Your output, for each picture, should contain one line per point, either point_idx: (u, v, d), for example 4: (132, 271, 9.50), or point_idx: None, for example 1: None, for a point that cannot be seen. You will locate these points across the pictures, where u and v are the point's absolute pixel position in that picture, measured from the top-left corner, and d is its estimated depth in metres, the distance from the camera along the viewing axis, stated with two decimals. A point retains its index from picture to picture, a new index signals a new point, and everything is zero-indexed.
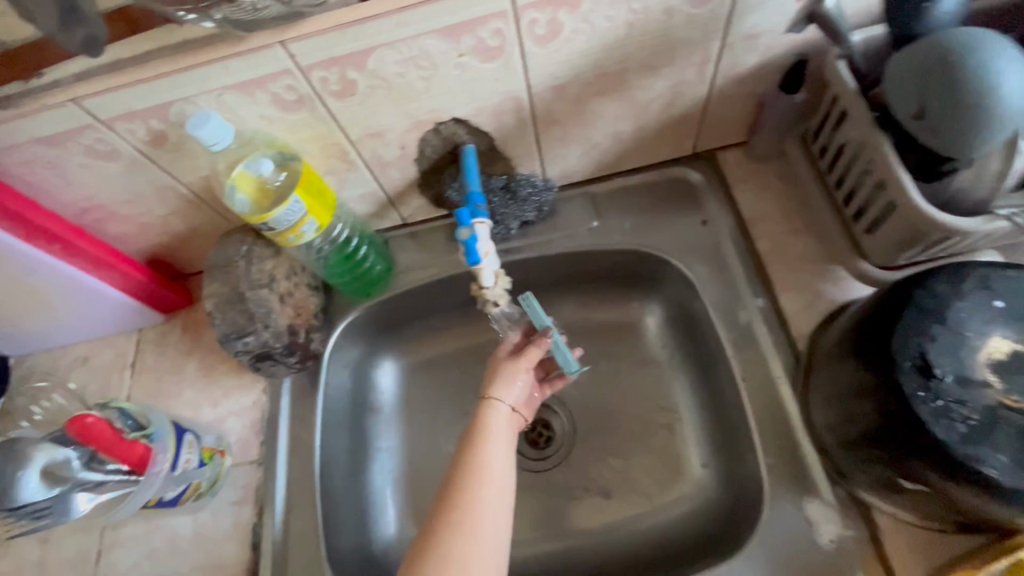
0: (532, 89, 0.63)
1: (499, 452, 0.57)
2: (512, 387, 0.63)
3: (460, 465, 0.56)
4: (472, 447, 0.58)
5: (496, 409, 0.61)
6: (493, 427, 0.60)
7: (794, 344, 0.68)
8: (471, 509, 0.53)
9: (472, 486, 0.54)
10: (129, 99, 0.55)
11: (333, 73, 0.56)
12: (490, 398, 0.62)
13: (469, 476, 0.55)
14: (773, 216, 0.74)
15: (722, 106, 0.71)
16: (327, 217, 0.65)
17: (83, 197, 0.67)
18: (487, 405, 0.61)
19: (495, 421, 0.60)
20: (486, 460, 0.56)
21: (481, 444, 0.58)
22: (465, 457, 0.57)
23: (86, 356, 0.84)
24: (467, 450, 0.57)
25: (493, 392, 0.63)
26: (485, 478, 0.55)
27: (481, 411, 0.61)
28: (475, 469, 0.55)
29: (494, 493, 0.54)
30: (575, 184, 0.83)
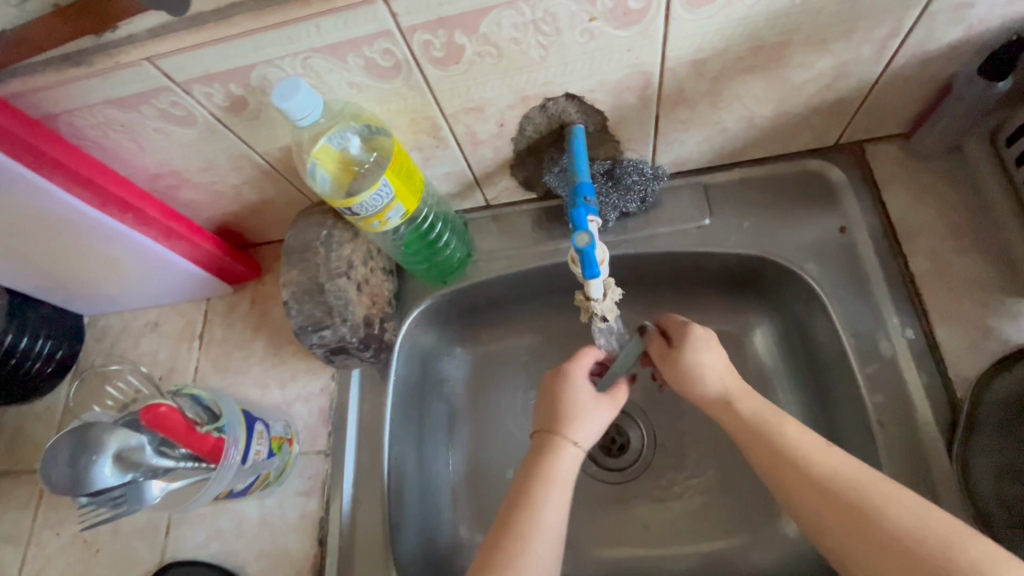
0: (667, 63, 0.52)
1: (557, 502, 0.52)
2: (587, 428, 0.57)
3: (513, 513, 0.51)
4: (527, 495, 0.52)
5: (564, 452, 0.55)
6: (556, 472, 0.53)
7: (948, 388, 0.57)
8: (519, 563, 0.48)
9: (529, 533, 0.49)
10: (207, 59, 0.48)
11: (438, 36, 0.47)
12: (562, 436, 0.56)
13: (520, 534, 0.49)
14: (934, 229, 0.62)
15: (890, 91, 0.58)
16: (414, 203, 0.58)
17: (156, 162, 0.62)
18: (557, 445, 0.55)
19: (561, 462, 0.54)
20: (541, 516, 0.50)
21: (540, 489, 0.52)
22: (519, 504, 0.51)
23: (156, 322, 0.82)
24: (526, 491, 0.52)
25: (564, 427, 0.56)
26: (539, 537, 0.49)
27: (547, 448, 0.55)
28: (528, 522, 0.50)
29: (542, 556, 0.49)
30: (686, 173, 0.72)
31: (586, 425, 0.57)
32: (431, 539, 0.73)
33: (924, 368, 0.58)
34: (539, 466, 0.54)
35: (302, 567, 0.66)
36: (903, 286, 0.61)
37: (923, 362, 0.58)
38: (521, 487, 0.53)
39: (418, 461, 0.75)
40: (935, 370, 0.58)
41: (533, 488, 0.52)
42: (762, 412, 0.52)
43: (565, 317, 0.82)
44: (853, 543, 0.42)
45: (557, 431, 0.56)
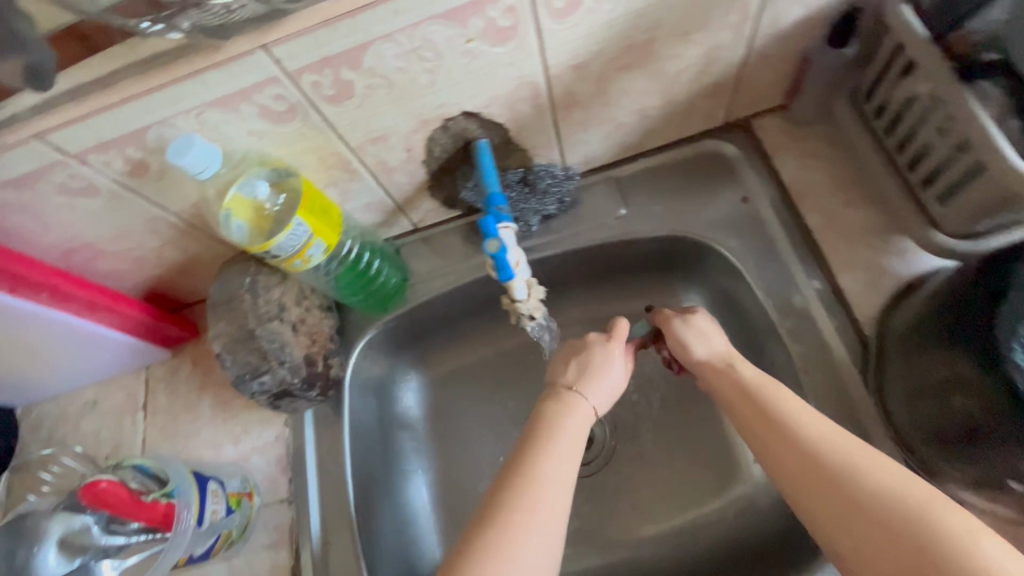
0: (550, 71, 0.55)
1: (566, 452, 0.50)
2: (600, 388, 0.57)
3: (524, 450, 0.50)
4: (538, 435, 0.51)
5: (576, 403, 0.55)
6: (568, 421, 0.53)
7: (858, 328, 0.62)
8: (535, 493, 0.46)
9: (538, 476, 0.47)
10: (98, 128, 0.48)
11: (325, 76, 0.49)
12: (573, 390, 0.56)
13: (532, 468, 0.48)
14: (823, 187, 0.67)
15: (760, 68, 0.64)
16: (334, 237, 0.59)
17: (66, 237, 0.61)
18: (569, 397, 0.55)
19: (573, 411, 0.54)
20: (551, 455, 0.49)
21: (551, 431, 0.51)
22: (533, 442, 0.50)
23: (94, 401, 0.79)
24: (538, 440, 0.51)
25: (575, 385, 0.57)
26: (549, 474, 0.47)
27: (559, 398, 0.55)
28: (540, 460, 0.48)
29: (554, 492, 0.47)
30: (598, 169, 0.75)
31: (601, 385, 0.57)
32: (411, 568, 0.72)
33: (835, 314, 0.63)
34: (549, 414, 0.53)
35: None
36: (804, 243, 0.66)
37: (833, 309, 0.63)
38: (532, 430, 0.52)
39: (386, 492, 0.75)
40: (844, 314, 0.62)
41: (545, 430, 0.51)
42: (760, 383, 0.52)
43: (511, 324, 0.84)
44: (833, 503, 0.42)
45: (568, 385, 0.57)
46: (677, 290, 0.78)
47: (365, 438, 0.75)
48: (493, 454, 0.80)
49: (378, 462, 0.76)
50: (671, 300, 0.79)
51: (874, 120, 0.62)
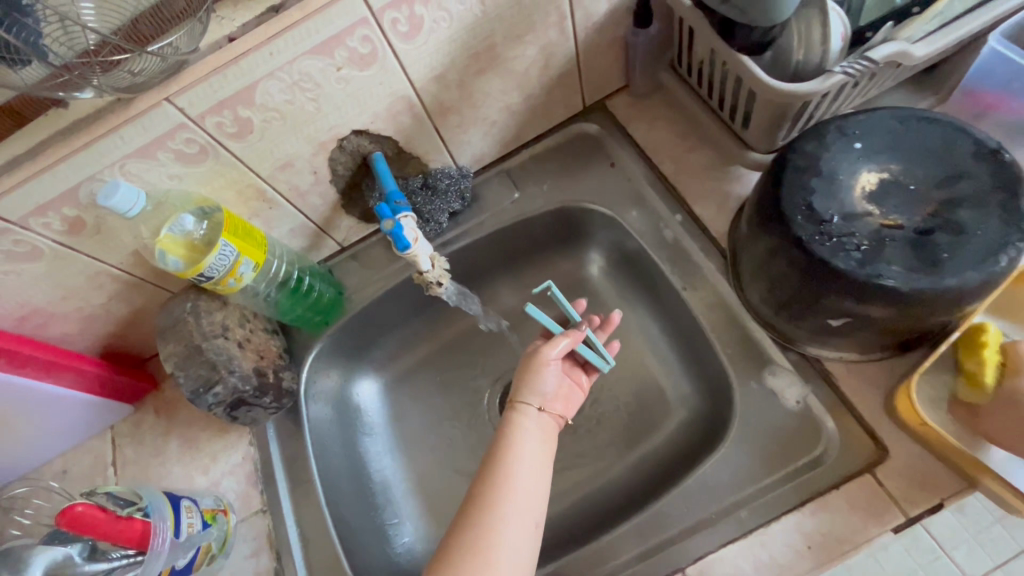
0: (416, 84, 0.68)
1: (522, 466, 0.59)
2: (540, 389, 0.65)
3: (488, 476, 0.59)
4: (497, 458, 0.60)
5: (525, 414, 0.63)
6: (521, 432, 0.62)
7: (718, 244, 0.73)
8: (502, 497, 0.57)
9: (497, 502, 0.57)
10: (34, 192, 0.56)
11: (225, 116, 0.59)
12: (520, 402, 0.64)
13: (494, 489, 0.58)
14: (670, 141, 0.81)
15: (593, 56, 0.78)
16: (261, 255, 0.68)
17: (16, 305, 0.67)
18: (517, 411, 0.64)
19: (525, 424, 0.63)
20: (510, 472, 0.59)
21: (507, 449, 0.60)
22: (493, 466, 0.59)
23: (63, 469, 0.82)
24: (492, 460, 0.60)
25: (520, 396, 0.65)
26: (512, 493, 0.58)
27: (511, 415, 0.64)
28: (500, 480, 0.58)
29: (518, 505, 0.57)
30: (490, 165, 0.87)
31: (541, 388, 0.65)
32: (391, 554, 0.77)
33: (698, 238, 0.75)
34: (505, 437, 0.62)
35: None
36: (664, 188, 0.79)
37: (696, 234, 0.75)
38: (490, 454, 0.61)
39: (356, 489, 0.80)
40: (704, 236, 0.74)
41: (499, 454, 0.60)
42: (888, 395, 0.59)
43: (446, 318, 0.92)
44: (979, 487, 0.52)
45: (516, 399, 0.65)
46: (580, 255, 0.89)
47: (329, 442, 0.81)
48: (451, 435, 0.87)
49: (344, 463, 0.81)
50: (578, 265, 0.90)
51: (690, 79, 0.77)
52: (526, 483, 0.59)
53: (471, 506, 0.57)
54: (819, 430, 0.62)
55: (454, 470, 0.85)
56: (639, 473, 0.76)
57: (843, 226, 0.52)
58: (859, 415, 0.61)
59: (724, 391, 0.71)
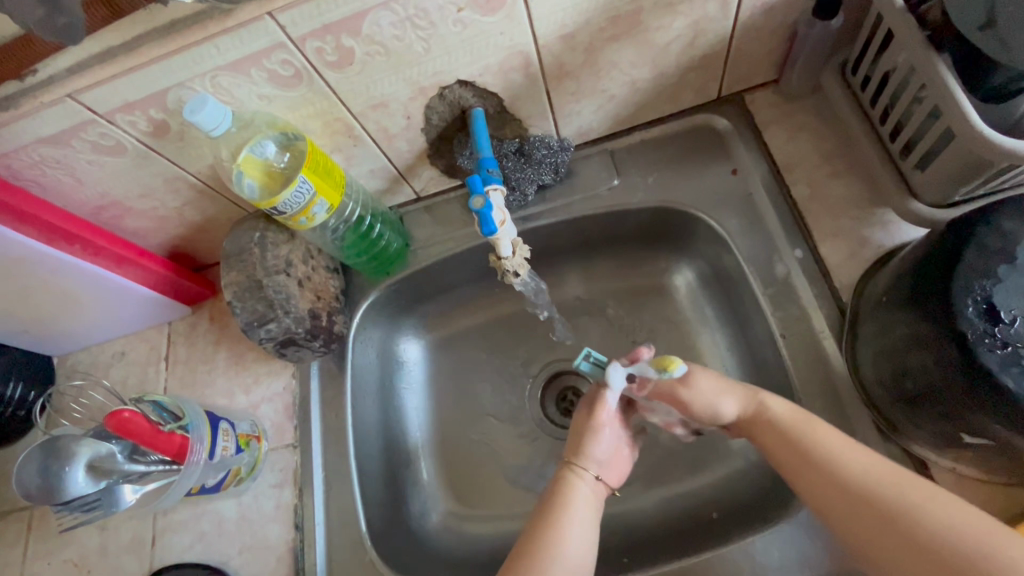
0: (540, 40, 0.59)
1: (579, 528, 0.58)
2: (598, 452, 0.63)
3: (540, 527, 0.57)
4: (551, 515, 0.58)
5: (580, 477, 0.62)
6: (577, 497, 0.60)
7: (836, 295, 0.63)
8: (556, 551, 0.55)
9: (547, 555, 0.55)
10: (122, 90, 0.53)
11: (327, 42, 0.53)
12: (576, 463, 0.63)
13: (544, 544, 0.55)
14: (810, 159, 0.69)
15: (749, 41, 0.65)
16: (336, 197, 0.64)
17: (97, 194, 0.67)
18: (571, 472, 0.62)
19: (579, 487, 0.61)
20: (565, 530, 0.57)
21: (566, 505, 0.59)
22: (548, 520, 0.58)
23: (122, 352, 0.85)
24: (545, 518, 0.58)
25: (577, 458, 0.63)
26: (564, 547, 0.56)
27: (563, 474, 0.62)
28: (553, 536, 0.56)
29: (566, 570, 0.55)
30: (594, 141, 0.78)
31: (598, 450, 0.63)
32: (405, 519, 0.77)
33: (815, 282, 0.64)
34: (558, 497, 0.60)
35: (281, 553, 0.70)
36: (789, 213, 0.68)
37: (814, 277, 0.65)
38: (541, 513, 0.59)
39: (383, 444, 0.79)
40: (824, 282, 0.64)
41: (553, 514, 0.58)
42: None
43: (506, 293, 0.87)
44: None
45: (573, 459, 0.63)
46: (668, 262, 0.80)
47: (367, 392, 0.80)
48: (487, 414, 0.84)
49: (377, 418, 0.80)
50: (663, 271, 0.81)
51: (862, 92, 0.64)
52: (578, 548, 0.56)
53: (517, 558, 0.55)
54: None
55: (483, 451, 0.82)
56: (675, 511, 0.71)
57: None
58: None
59: None
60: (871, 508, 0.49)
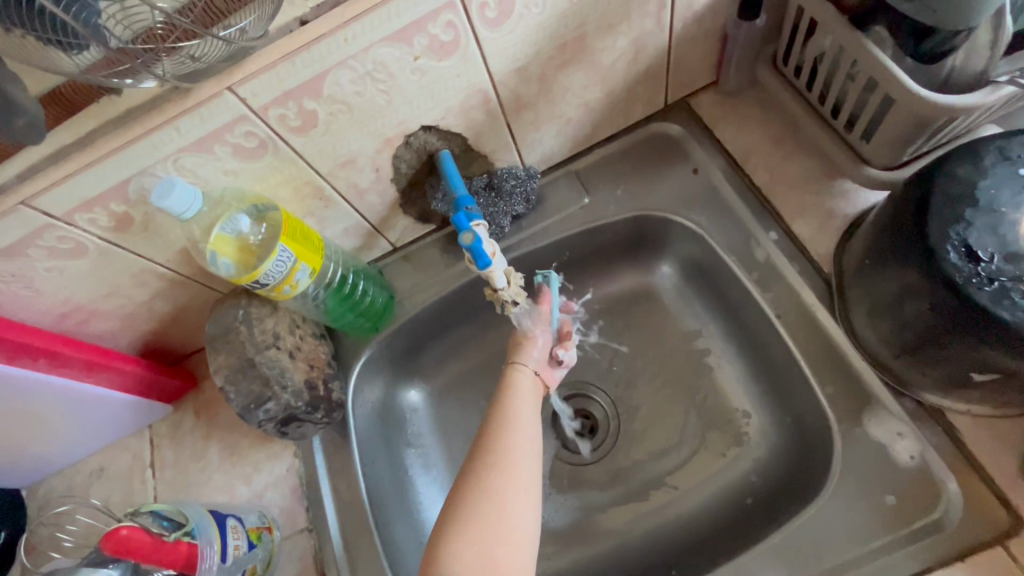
0: (496, 76, 0.61)
1: (529, 410, 0.57)
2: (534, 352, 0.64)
3: (493, 418, 0.56)
4: (500, 402, 0.57)
5: (522, 372, 0.61)
6: (523, 388, 0.59)
7: (818, 268, 0.66)
8: (510, 431, 0.54)
9: (506, 434, 0.54)
10: (79, 187, 0.51)
11: (290, 108, 0.53)
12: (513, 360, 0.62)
13: (503, 424, 0.55)
14: (763, 147, 0.73)
15: (686, 49, 0.69)
16: (318, 261, 0.62)
17: (58, 302, 0.63)
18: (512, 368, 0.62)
19: (522, 378, 0.60)
20: (519, 411, 0.56)
21: (512, 393, 0.58)
22: (499, 410, 0.56)
23: (101, 468, 0.78)
24: (496, 408, 0.57)
25: (516, 358, 0.62)
26: (520, 428, 0.55)
27: (506, 376, 0.61)
28: (507, 416, 0.55)
29: (526, 446, 0.53)
30: (558, 165, 0.80)
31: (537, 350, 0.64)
32: None
33: (796, 260, 0.67)
34: (506, 391, 0.59)
35: None
36: (756, 200, 0.71)
37: (793, 255, 0.67)
38: (494, 403, 0.58)
39: (402, 507, 0.75)
40: (804, 258, 0.67)
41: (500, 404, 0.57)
42: None
43: (498, 327, 0.86)
44: None
45: (511, 358, 0.63)
46: (650, 267, 0.82)
47: (376, 456, 0.76)
48: None
49: (392, 480, 0.76)
50: (647, 277, 0.82)
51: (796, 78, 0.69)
52: (534, 427, 0.56)
53: (475, 452, 0.53)
54: (938, 489, 0.55)
55: None
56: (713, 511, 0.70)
57: (1008, 269, 0.45)
58: (988, 476, 0.55)
59: (819, 433, 0.64)
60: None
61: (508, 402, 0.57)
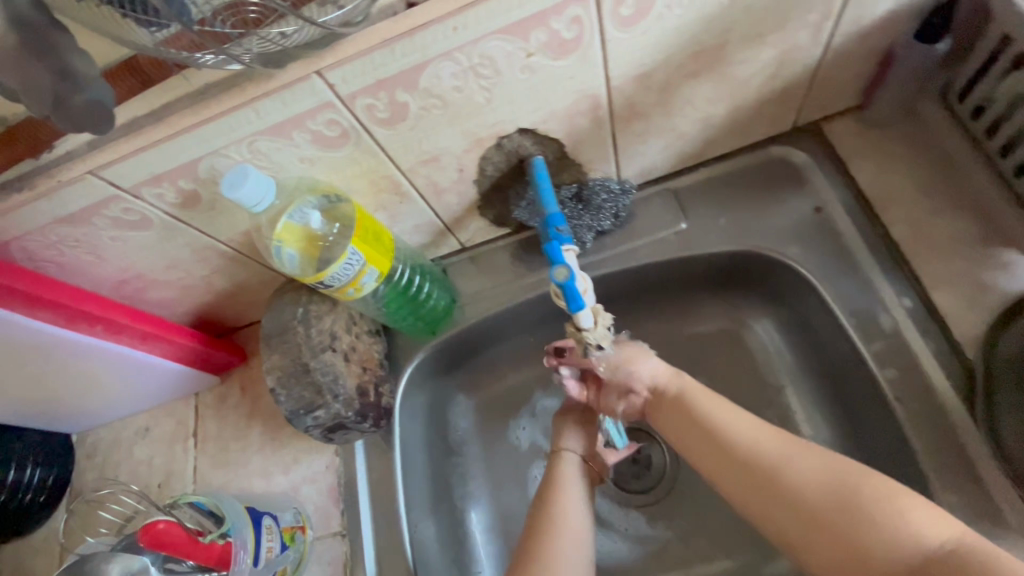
0: (613, 82, 0.52)
1: (576, 507, 0.55)
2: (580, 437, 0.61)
3: (540, 520, 0.55)
4: (548, 500, 0.56)
5: (567, 462, 0.59)
6: (569, 482, 0.57)
7: (959, 349, 0.56)
8: (555, 535, 0.53)
9: (551, 539, 0.52)
10: (147, 162, 0.47)
11: (380, 98, 0.47)
12: (560, 448, 0.60)
13: (549, 528, 0.53)
14: (909, 194, 0.62)
15: (836, 68, 0.59)
16: (387, 264, 0.57)
17: (120, 269, 0.61)
18: (557, 457, 0.60)
19: (568, 472, 0.58)
20: (565, 512, 0.55)
21: (558, 487, 0.57)
22: (543, 511, 0.55)
23: (146, 428, 0.78)
24: (541, 505, 0.56)
25: (561, 444, 0.61)
26: (567, 533, 0.53)
27: (551, 466, 0.59)
28: (552, 519, 0.54)
29: (573, 553, 0.52)
30: (654, 181, 0.70)
31: (584, 436, 0.61)
32: None
33: (930, 336, 0.57)
34: (557, 487, 0.57)
35: None
36: (889, 255, 0.61)
37: (928, 329, 0.57)
38: (539, 499, 0.56)
39: (438, 526, 0.71)
40: (942, 335, 0.57)
41: (551, 503, 0.55)
42: None
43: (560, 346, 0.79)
44: None
45: (557, 445, 0.61)
46: (741, 308, 0.73)
47: (417, 467, 0.71)
48: None
49: (430, 494, 0.72)
50: (736, 318, 0.73)
51: (974, 120, 0.58)
52: (580, 529, 0.54)
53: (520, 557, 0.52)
54: None
55: None
56: None
57: None
58: None
59: None
60: (755, 477, 0.47)
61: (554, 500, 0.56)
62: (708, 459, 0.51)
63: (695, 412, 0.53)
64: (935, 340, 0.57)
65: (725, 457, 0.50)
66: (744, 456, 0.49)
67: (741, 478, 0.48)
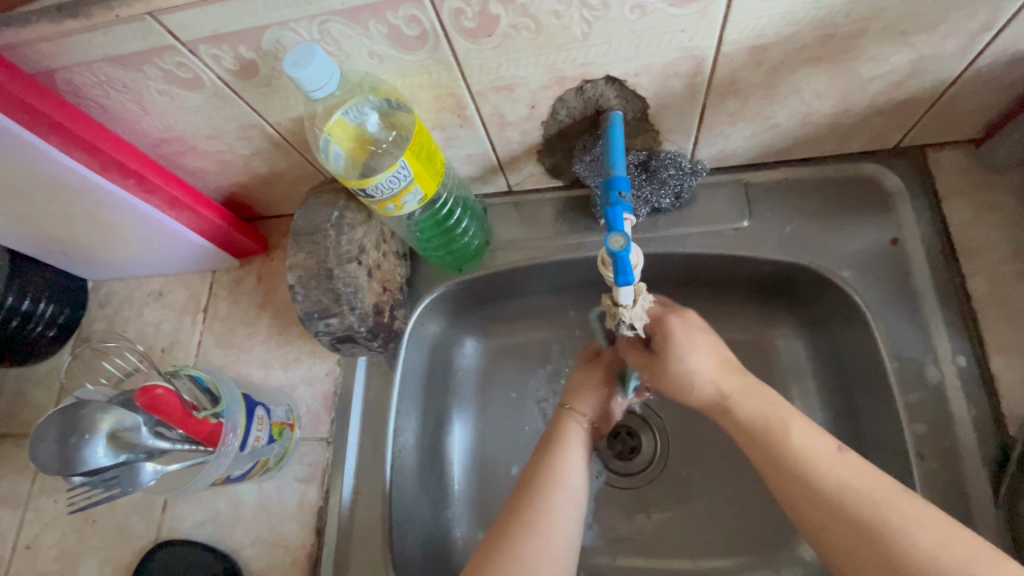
0: (724, 48, 0.47)
1: (576, 459, 0.56)
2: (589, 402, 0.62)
3: (540, 465, 0.55)
4: (547, 451, 0.56)
5: (572, 422, 0.59)
6: (571, 439, 0.57)
7: (1001, 420, 0.53)
8: (554, 482, 0.53)
9: (549, 489, 0.52)
10: (209, 16, 0.43)
11: (471, 4, 0.42)
12: (569, 408, 0.61)
13: (549, 473, 0.53)
14: (996, 250, 0.57)
15: (969, 92, 0.52)
16: (433, 187, 0.53)
17: (162, 126, 0.58)
18: (565, 416, 0.60)
19: (572, 430, 0.58)
20: (565, 463, 0.55)
21: (562, 440, 0.57)
22: (545, 459, 0.55)
23: (159, 292, 0.78)
24: (544, 454, 0.56)
25: (569, 404, 0.61)
26: (564, 480, 0.53)
27: (556, 420, 0.60)
28: (550, 468, 0.54)
29: (564, 501, 0.52)
30: (729, 169, 0.65)
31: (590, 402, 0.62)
32: (434, 536, 0.69)
33: (973, 400, 0.54)
34: (560, 436, 0.58)
35: (297, 557, 0.64)
36: (958, 308, 0.57)
37: (974, 394, 0.54)
38: (542, 448, 0.57)
39: (419, 458, 0.70)
40: (987, 401, 0.54)
41: (556, 447, 0.56)
42: None
43: (582, 314, 0.77)
44: None
45: (567, 405, 0.61)
46: (780, 321, 0.69)
47: (414, 397, 0.71)
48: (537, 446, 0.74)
49: (420, 424, 0.72)
50: (772, 331, 0.70)
51: None
52: (576, 483, 0.54)
53: (519, 494, 0.53)
54: None
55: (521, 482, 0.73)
56: None
57: None
58: None
59: None
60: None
61: (558, 454, 0.56)
62: (830, 531, 0.43)
63: (806, 462, 0.45)
64: (978, 405, 0.54)
65: (800, 500, 0.44)
66: (861, 523, 0.41)
67: (818, 529, 0.44)
